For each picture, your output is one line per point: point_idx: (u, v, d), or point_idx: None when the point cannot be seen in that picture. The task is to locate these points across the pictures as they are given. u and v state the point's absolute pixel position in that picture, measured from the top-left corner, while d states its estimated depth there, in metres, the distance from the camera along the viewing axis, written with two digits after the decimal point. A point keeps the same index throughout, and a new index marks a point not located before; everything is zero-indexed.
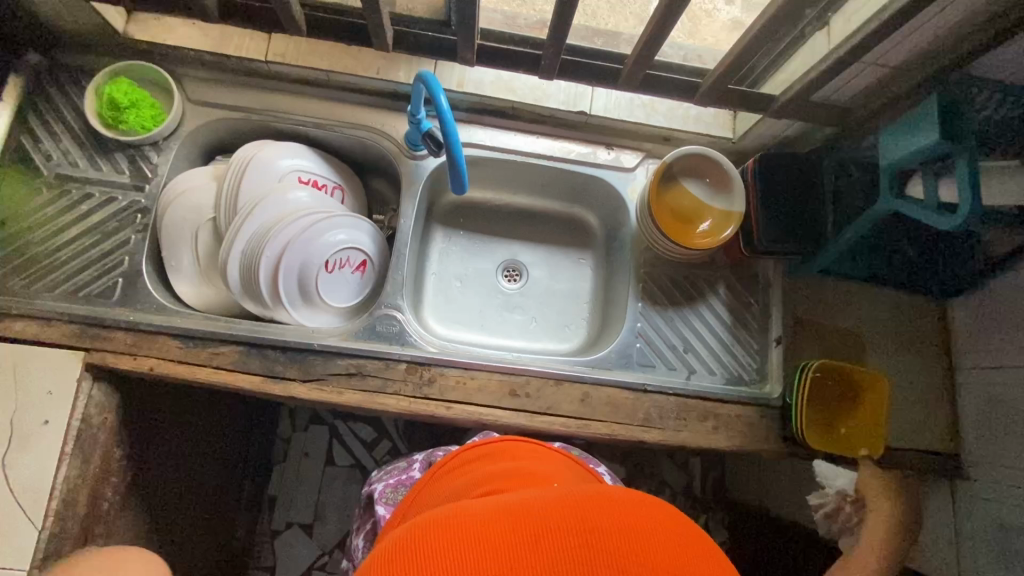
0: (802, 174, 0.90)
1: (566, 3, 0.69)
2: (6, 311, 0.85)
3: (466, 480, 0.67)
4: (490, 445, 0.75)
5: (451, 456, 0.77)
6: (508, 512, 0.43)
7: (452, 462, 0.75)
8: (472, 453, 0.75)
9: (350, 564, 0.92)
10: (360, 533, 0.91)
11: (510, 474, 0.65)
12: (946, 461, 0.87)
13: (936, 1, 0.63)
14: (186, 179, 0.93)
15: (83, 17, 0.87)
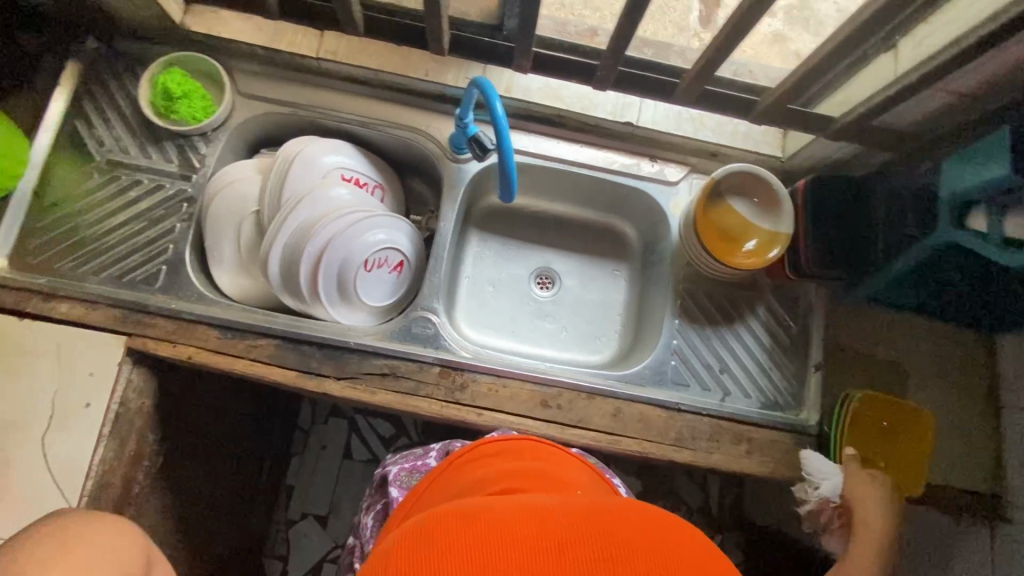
0: (855, 200, 0.87)
1: (631, 13, 0.69)
2: (54, 292, 0.87)
3: (482, 475, 0.65)
4: (509, 441, 0.73)
5: (468, 448, 0.74)
6: (532, 518, 0.42)
7: (469, 454, 0.72)
8: (489, 447, 0.73)
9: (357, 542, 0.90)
10: (369, 513, 0.89)
11: (527, 476, 0.63)
12: None
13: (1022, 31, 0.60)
14: (232, 170, 0.93)
15: (143, 8, 0.89)
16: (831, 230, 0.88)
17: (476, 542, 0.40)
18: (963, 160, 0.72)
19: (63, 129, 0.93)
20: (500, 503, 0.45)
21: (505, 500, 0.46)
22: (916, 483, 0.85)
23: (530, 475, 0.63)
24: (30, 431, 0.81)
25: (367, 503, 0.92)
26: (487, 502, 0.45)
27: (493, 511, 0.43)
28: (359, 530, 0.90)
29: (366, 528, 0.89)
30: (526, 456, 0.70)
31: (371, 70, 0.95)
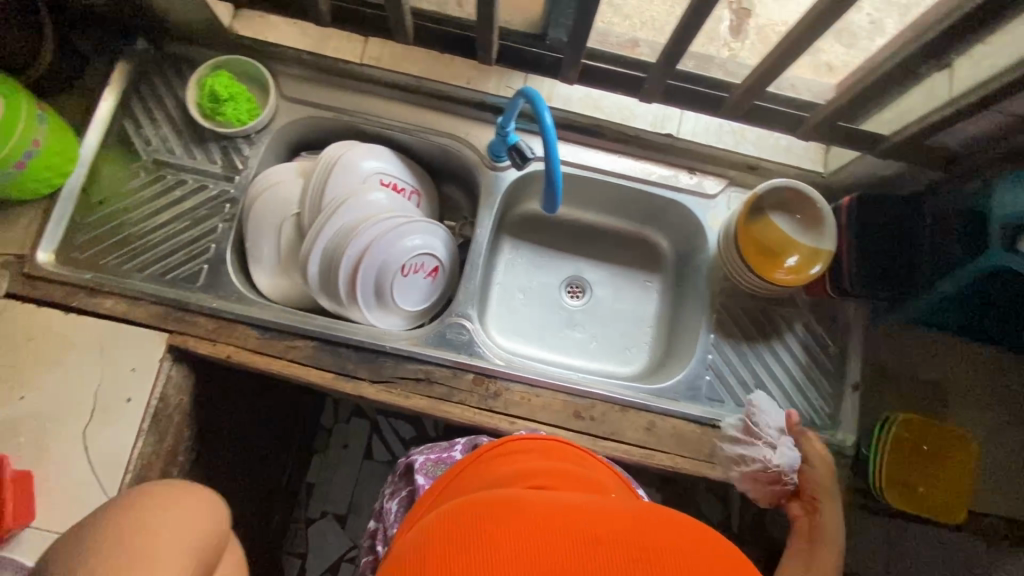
0: (902, 219, 0.86)
1: (688, 28, 0.69)
2: (99, 288, 0.88)
3: (510, 468, 0.62)
4: (536, 443, 0.68)
5: (495, 444, 0.69)
6: (570, 523, 0.40)
7: (495, 450, 0.67)
8: (518, 444, 0.68)
9: (376, 528, 0.85)
10: (392, 498, 0.84)
11: (560, 479, 0.59)
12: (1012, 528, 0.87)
13: None
14: (275, 173, 0.95)
15: (195, 12, 0.90)
16: (876, 249, 0.86)
17: (499, 545, 0.38)
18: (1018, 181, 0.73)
19: (112, 128, 0.95)
20: (531, 502, 0.43)
21: (536, 499, 0.44)
22: (958, 512, 0.84)
23: (563, 475, 0.59)
24: (73, 424, 0.83)
25: (391, 488, 0.87)
26: (522, 500, 0.44)
27: (521, 512, 0.41)
28: (381, 517, 0.85)
29: (387, 515, 0.84)
30: (556, 458, 0.66)
31: (413, 77, 0.97)
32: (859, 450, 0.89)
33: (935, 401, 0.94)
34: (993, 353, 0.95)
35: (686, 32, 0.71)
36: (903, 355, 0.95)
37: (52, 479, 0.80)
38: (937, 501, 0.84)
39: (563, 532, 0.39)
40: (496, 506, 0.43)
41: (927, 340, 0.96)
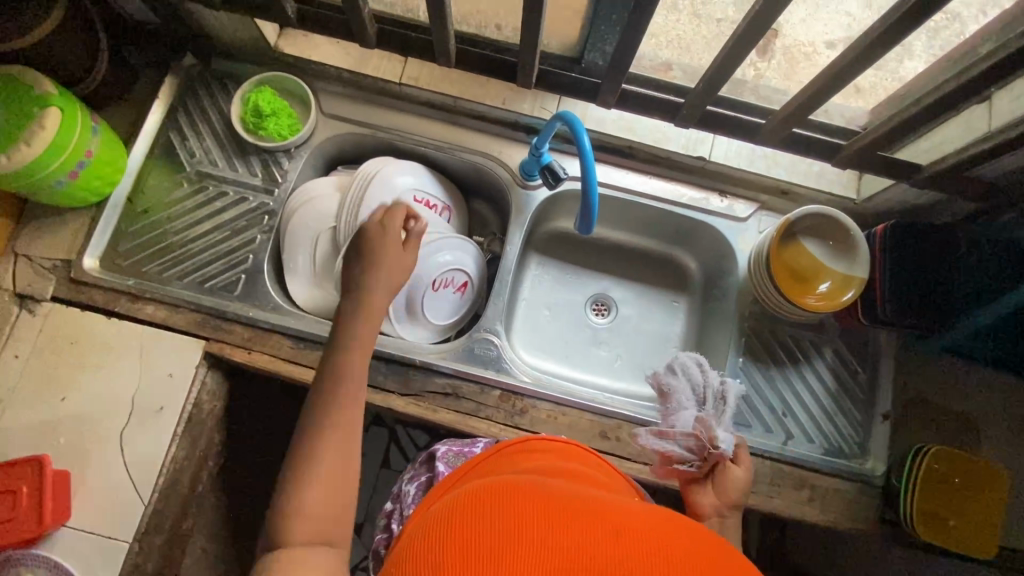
0: (939, 249, 0.85)
1: (730, 60, 0.71)
2: (141, 294, 0.91)
3: (528, 462, 0.61)
4: (559, 443, 0.69)
5: (517, 440, 0.69)
6: (602, 525, 0.39)
7: (517, 447, 0.67)
8: (539, 442, 0.68)
9: (393, 509, 0.83)
10: (411, 482, 0.83)
11: (580, 476, 0.59)
12: None
13: None
14: (313, 187, 0.97)
15: (244, 30, 0.94)
16: (913, 277, 0.85)
17: (517, 529, 0.38)
18: None
19: (158, 140, 0.98)
20: (560, 498, 0.43)
21: (565, 498, 0.43)
22: (989, 548, 0.81)
23: (582, 476, 0.59)
24: (110, 426, 0.85)
25: (410, 471, 0.85)
26: (551, 495, 0.43)
27: (542, 504, 0.41)
28: (397, 499, 0.83)
29: (404, 499, 0.82)
30: (575, 461, 0.66)
31: (449, 97, 0.99)
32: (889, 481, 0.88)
33: (966, 433, 0.92)
34: None
35: (727, 62, 0.72)
36: (936, 386, 0.94)
37: (88, 479, 0.83)
38: (969, 532, 0.82)
39: (583, 528, 0.38)
40: (516, 493, 0.43)
41: (960, 371, 0.95)
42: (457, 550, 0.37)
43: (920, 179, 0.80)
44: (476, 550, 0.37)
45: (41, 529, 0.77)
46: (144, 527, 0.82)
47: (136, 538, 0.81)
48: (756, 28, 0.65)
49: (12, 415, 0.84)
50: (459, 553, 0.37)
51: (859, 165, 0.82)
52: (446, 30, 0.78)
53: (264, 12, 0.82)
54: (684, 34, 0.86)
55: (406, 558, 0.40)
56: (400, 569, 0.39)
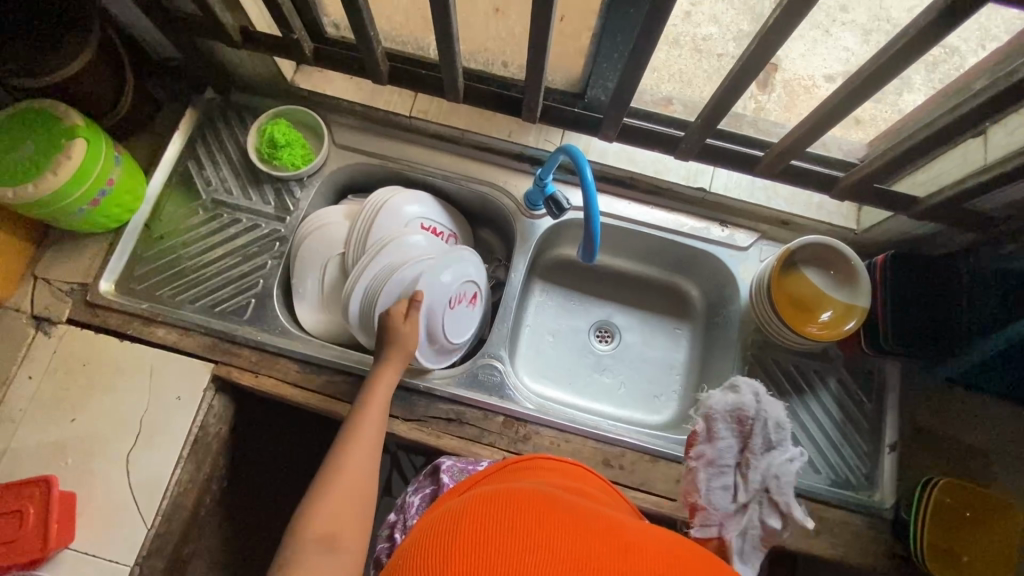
0: (939, 280, 0.86)
1: (727, 95, 0.73)
2: (154, 317, 0.93)
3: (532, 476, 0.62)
4: (567, 465, 0.70)
5: (522, 458, 0.70)
6: (607, 539, 0.40)
7: (522, 463, 0.68)
8: (544, 461, 0.69)
9: (398, 518, 0.83)
10: (416, 493, 0.83)
11: (582, 492, 0.60)
12: None
13: None
14: (324, 215, 1.00)
15: (262, 66, 0.98)
16: (913, 308, 0.86)
17: (523, 534, 0.39)
18: None
19: (177, 169, 1.02)
20: (567, 511, 0.44)
21: (572, 511, 0.44)
22: None
23: (585, 493, 0.60)
24: (117, 448, 0.86)
25: (414, 481, 0.85)
26: (559, 507, 0.44)
27: (550, 513, 0.42)
28: (402, 509, 0.83)
29: (408, 509, 0.83)
30: (578, 479, 0.66)
31: (458, 130, 1.03)
32: (898, 514, 0.87)
33: (978, 466, 0.91)
34: None
35: (726, 98, 0.74)
36: (946, 418, 0.93)
37: (93, 501, 0.84)
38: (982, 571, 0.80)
39: (588, 542, 0.39)
40: (522, 504, 0.44)
41: (968, 401, 0.94)
42: (464, 546, 0.38)
43: (918, 211, 0.81)
44: (482, 548, 0.38)
45: (46, 550, 0.77)
46: (146, 551, 0.82)
47: (138, 561, 0.81)
48: (751, 66, 0.67)
49: (23, 435, 0.86)
50: (466, 551, 0.38)
51: (857, 197, 0.83)
52: (454, 69, 0.82)
53: (280, 50, 0.86)
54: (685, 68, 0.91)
55: (413, 551, 0.41)
56: (408, 559, 0.40)
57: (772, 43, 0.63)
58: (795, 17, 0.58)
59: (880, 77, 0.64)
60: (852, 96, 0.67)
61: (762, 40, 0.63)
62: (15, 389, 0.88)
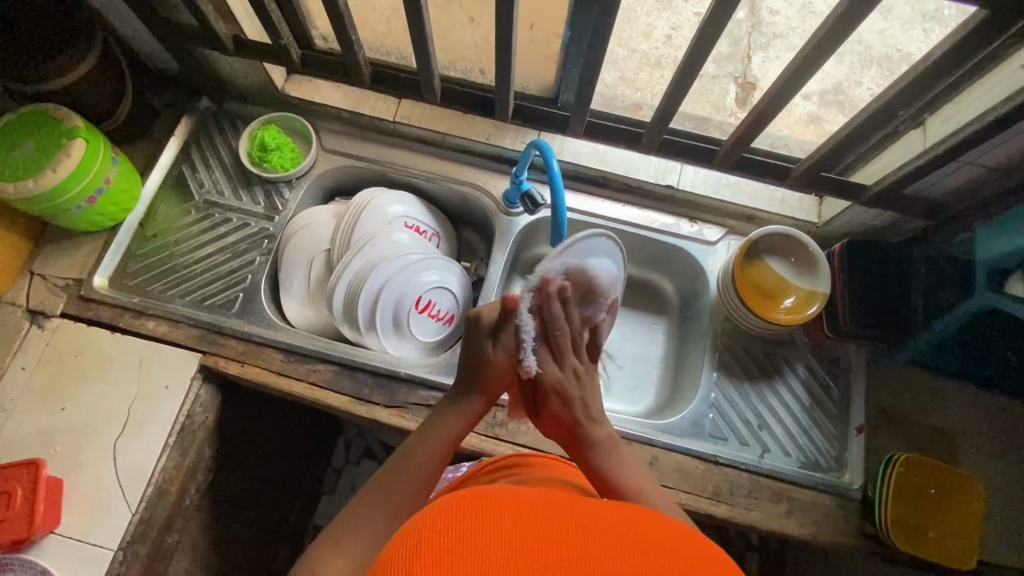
0: (893, 266, 0.90)
1: (675, 92, 0.78)
2: (145, 311, 0.97)
3: (521, 473, 0.68)
4: (537, 457, 0.74)
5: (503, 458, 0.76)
6: (567, 520, 0.41)
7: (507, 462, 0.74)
8: (525, 458, 0.74)
9: None
10: None
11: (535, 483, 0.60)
12: None
13: None
14: (311, 214, 1.04)
15: (253, 76, 1.05)
16: (869, 293, 0.90)
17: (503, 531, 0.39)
18: (994, 226, 0.79)
19: (171, 172, 1.07)
20: (523, 502, 0.44)
21: (528, 501, 0.45)
22: (969, 558, 0.82)
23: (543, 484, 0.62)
24: (105, 435, 0.88)
25: None
26: (515, 500, 0.44)
27: (507, 510, 0.42)
28: None
29: None
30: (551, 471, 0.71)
31: (439, 134, 1.08)
32: (866, 492, 0.89)
33: (943, 446, 0.94)
34: (1001, 401, 0.96)
35: (674, 96, 0.79)
36: (910, 401, 0.97)
37: (79, 488, 0.86)
38: (947, 544, 0.82)
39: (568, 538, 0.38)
40: (508, 501, 0.44)
41: (931, 385, 0.97)
42: (428, 564, 0.37)
43: (869, 198, 0.85)
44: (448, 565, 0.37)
45: (31, 532, 0.79)
46: (130, 536, 0.84)
47: (121, 547, 0.83)
48: (689, 69, 0.73)
49: (14, 424, 0.88)
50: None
51: (810, 186, 0.88)
52: (430, 72, 0.88)
53: (268, 56, 0.92)
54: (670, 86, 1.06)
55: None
56: None
57: (703, 50, 0.69)
58: (721, 21, 0.64)
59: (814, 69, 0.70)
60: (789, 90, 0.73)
61: (696, 43, 0.68)
62: (8, 380, 0.91)
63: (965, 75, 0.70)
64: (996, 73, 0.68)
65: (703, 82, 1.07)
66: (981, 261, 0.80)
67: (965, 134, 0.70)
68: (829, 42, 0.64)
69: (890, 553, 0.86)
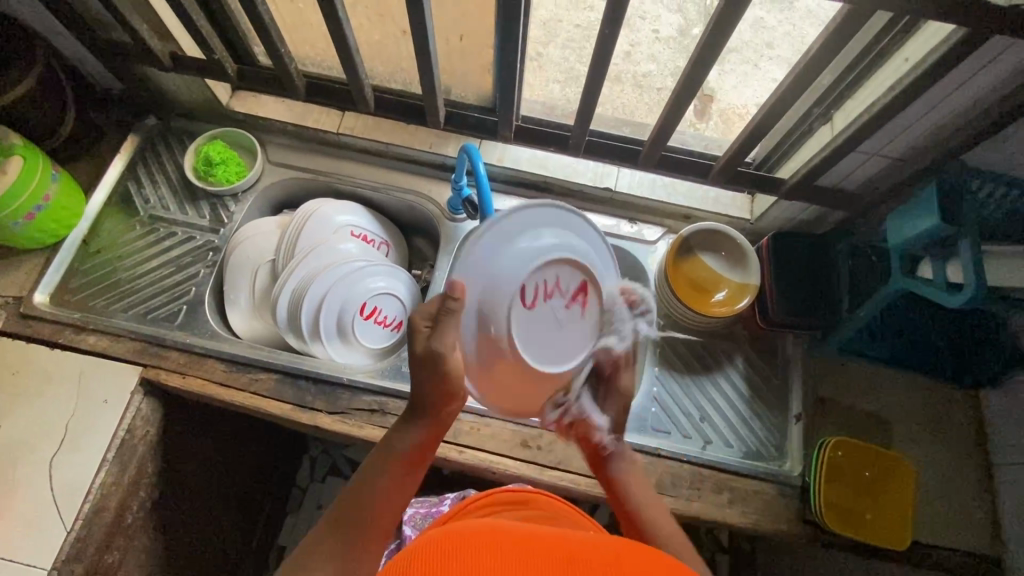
0: (817, 257, 0.94)
1: (591, 93, 0.82)
2: (84, 326, 0.97)
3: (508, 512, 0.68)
4: (524, 493, 0.74)
5: (483, 496, 0.74)
6: (549, 552, 0.42)
7: (485, 501, 0.72)
8: (506, 495, 0.74)
9: None
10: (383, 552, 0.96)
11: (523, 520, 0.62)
12: (956, 557, 0.87)
13: (914, 109, 0.72)
14: (256, 225, 1.05)
15: (197, 93, 1.07)
16: (795, 284, 0.93)
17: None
18: (900, 215, 0.80)
19: (116, 189, 1.08)
20: (502, 536, 0.45)
21: (507, 534, 0.46)
22: (902, 539, 0.84)
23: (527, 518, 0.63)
24: (41, 452, 0.87)
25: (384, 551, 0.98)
26: (495, 534, 0.45)
27: (486, 544, 0.43)
28: None
29: None
30: (536, 507, 0.72)
31: (382, 143, 1.10)
32: (805, 479, 0.90)
33: (880, 432, 0.96)
34: (934, 384, 0.98)
35: (592, 98, 0.83)
36: (846, 387, 0.99)
37: (13, 507, 0.84)
38: (881, 528, 0.84)
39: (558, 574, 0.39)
40: (488, 535, 0.45)
41: (867, 371, 1.00)
42: None
43: (786, 191, 0.90)
44: None
45: None
46: (65, 554, 0.82)
47: (55, 566, 0.82)
48: (598, 73, 0.77)
49: None
50: None
51: (730, 180, 0.92)
52: (360, 83, 0.91)
53: (205, 71, 0.95)
54: (629, 101, 1.10)
55: None
56: None
57: (605, 53, 0.73)
58: (616, 22, 0.68)
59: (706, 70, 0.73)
60: (689, 93, 0.77)
61: (598, 46, 0.73)
62: None
63: (859, 70, 0.75)
64: (885, 67, 0.72)
65: (660, 94, 1.08)
66: (894, 249, 0.81)
67: (859, 124, 0.74)
68: (717, 45, 0.69)
69: (832, 540, 0.87)
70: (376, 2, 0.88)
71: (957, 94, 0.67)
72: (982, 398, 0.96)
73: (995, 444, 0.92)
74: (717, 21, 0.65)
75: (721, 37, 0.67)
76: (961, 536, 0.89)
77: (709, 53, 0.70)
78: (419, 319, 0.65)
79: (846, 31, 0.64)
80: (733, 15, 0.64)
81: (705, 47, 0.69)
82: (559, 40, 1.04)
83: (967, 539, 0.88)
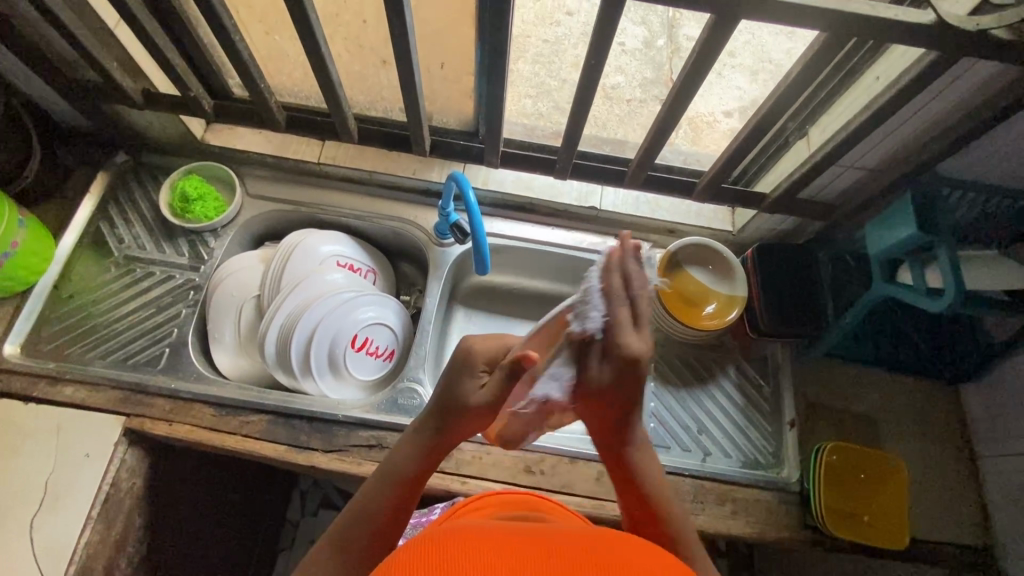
0: (800, 267, 0.96)
1: (576, 119, 0.83)
2: (60, 376, 0.92)
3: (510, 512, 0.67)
4: (509, 495, 0.74)
5: (474, 498, 0.73)
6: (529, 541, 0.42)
7: (476, 504, 0.71)
8: (500, 497, 0.73)
9: None
10: None
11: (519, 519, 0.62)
12: (949, 551, 0.90)
13: (881, 128, 0.76)
14: (238, 260, 1.03)
15: (170, 127, 1.04)
16: (782, 295, 0.95)
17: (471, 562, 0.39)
18: (878, 226, 0.83)
19: (87, 231, 1.04)
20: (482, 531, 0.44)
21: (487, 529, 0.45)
22: (901, 538, 0.86)
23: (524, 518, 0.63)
24: (18, 515, 0.82)
25: None
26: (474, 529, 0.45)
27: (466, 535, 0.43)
28: None
29: None
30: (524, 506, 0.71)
31: (365, 171, 1.09)
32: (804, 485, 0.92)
33: (870, 432, 0.99)
34: (917, 383, 1.02)
35: (578, 121, 0.84)
36: (835, 391, 1.02)
37: None
38: (882, 529, 0.86)
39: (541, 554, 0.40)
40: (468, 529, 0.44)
41: (853, 373, 1.03)
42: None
43: (769, 204, 0.92)
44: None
45: None
46: None
47: None
48: (583, 99, 0.78)
49: None
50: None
51: (715, 197, 0.94)
52: (343, 115, 0.90)
53: (180, 107, 0.92)
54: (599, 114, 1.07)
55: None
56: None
57: (590, 80, 0.74)
58: (600, 50, 0.70)
59: (688, 95, 0.75)
60: (669, 118, 0.79)
61: (585, 72, 0.74)
62: None
63: (832, 89, 0.78)
64: (856, 84, 0.75)
65: (630, 105, 1.09)
66: (875, 257, 0.84)
67: (837, 140, 0.76)
68: (699, 70, 0.70)
69: (834, 543, 0.89)
70: (356, 34, 0.87)
71: (929, 107, 0.70)
72: (962, 393, 1.00)
73: (977, 438, 0.96)
74: (708, 33, 0.64)
75: (706, 60, 0.68)
76: (953, 529, 0.92)
77: (693, 76, 0.71)
78: (479, 364, 0.64)
79: (822, 56, 0.67)
80: (714, 45, 0.66)
81: (693, 68, 0.70)
82: (528, 56, 1.09)
83: (960, 531, 0.91)
